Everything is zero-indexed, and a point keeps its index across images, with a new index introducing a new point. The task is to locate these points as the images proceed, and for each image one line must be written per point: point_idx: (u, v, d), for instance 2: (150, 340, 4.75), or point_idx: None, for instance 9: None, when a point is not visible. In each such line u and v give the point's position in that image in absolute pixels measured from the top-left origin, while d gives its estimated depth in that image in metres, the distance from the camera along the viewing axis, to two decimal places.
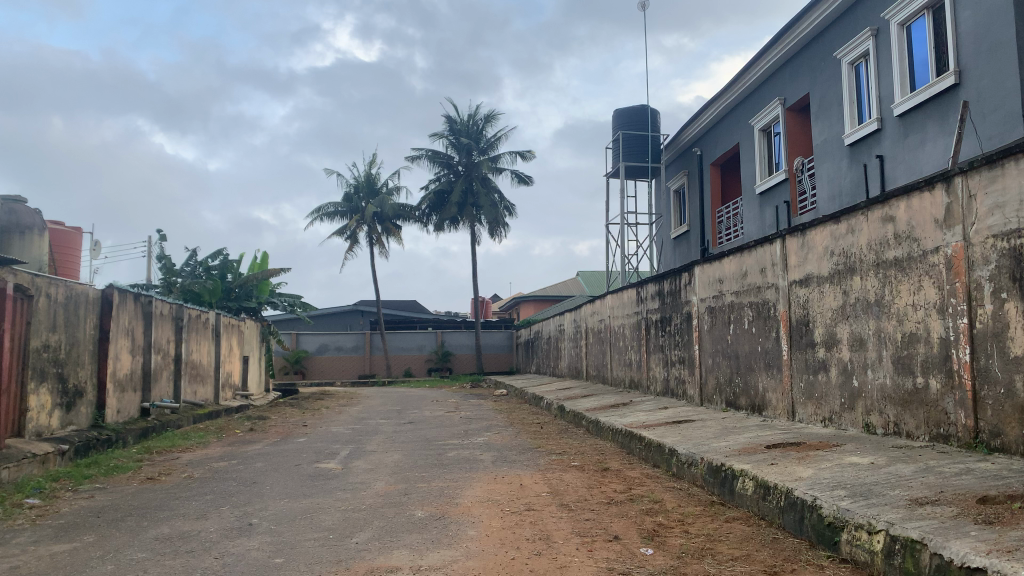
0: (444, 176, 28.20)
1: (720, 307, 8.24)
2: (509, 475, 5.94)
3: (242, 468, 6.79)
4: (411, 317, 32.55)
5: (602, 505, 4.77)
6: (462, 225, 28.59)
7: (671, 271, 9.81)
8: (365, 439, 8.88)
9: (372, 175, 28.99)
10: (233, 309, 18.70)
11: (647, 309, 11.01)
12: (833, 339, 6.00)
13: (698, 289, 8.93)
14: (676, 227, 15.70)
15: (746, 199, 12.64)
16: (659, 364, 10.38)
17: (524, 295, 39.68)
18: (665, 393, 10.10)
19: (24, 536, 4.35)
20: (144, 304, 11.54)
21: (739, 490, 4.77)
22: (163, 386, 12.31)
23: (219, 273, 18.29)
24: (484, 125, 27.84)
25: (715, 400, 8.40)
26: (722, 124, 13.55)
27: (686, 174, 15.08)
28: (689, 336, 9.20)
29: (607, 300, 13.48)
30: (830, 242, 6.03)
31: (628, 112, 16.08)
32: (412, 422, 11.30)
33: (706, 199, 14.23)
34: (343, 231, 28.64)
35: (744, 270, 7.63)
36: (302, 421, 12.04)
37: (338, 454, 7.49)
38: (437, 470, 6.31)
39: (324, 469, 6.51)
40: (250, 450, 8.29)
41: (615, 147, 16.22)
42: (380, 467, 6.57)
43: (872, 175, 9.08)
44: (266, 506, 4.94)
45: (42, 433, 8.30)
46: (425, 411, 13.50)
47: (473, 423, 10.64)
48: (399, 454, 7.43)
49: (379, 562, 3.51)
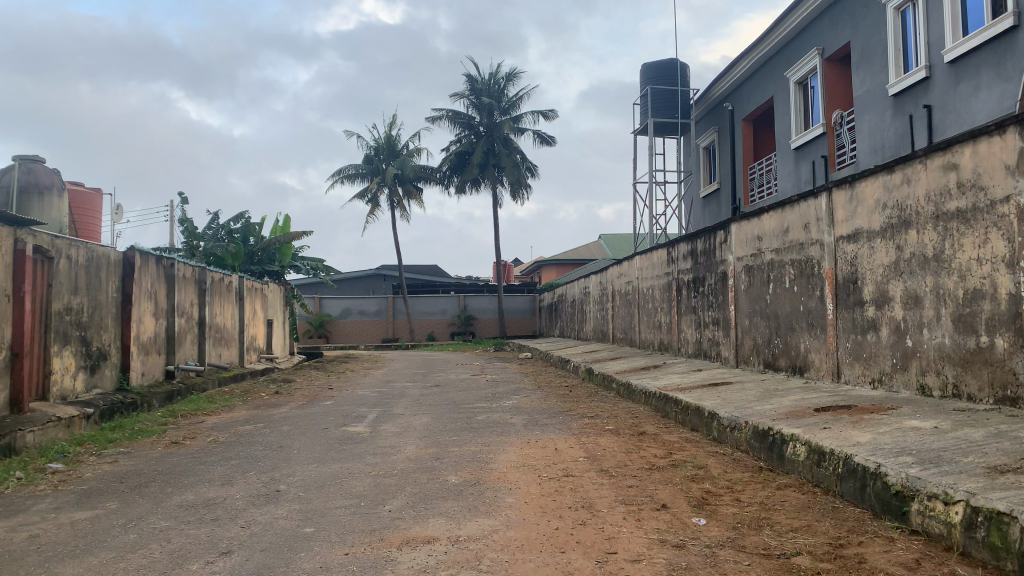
0: (465, 137, 27.79)
1: (759, 266, 7.91)
2: (543, 439, 5.72)
3: (269, 432, 6.63)
4: (433, 280, 32.37)
5: (644, 471, 4.53)
6: (483, 187, 28.25)
7: (705, 229, 9.48)
8: (392, 402, 8.70)
9: (392, 137, 28.60)
10: (256, 272, 18.59)
11: (678, 270, 10.69)
12: (885, 296, 5.67)
13: (734, 248, 8.60)
14: (705, 186, 15.28)
15: (780, 155, 12.19)
16: (691, 326, 10.09)
17: (546, 259, 39.29)
18: (697, 355, 9.83)
19: (46, 502, 4.20)
20: (166, 267, 11.40)
21: (790, 455, 4.51)
22: (187, 350, 12.23)
23: (241, 237, 18.17)
24: (505, 84, 27.30)
25: (751, 361, 8.12)
26: (755, 77, 13.04)
27: (717, 130, 14.61)
28: (725, 296, 8.89)
29: (635, 261, 13.17)
30: (882, 194, 5.68)
31: (656, 66, 15.58)
32: (438, 385, 11.11)
33: (737, 156, 13.79)
34: (363, 194, 28.40)
35: (785, 226, 7.30)
36: (327, 384, 11.91)
37: (365, 417, 7.32)
38: (468, 434, 6.11)
39: (352, 433, 6.32)
40: (275, 414, 8.15)
41: (643, 103, 15.75)
42: (409, 431, 6.38)
43: (920, 126, 8.62)
44: (295, 471, 4.77)
45: (67, 396, 8.23)
46: (450, 374, 13.35)
47: (501, 386, 10.46)
48: (427, 417, 7.25)
49: (415, 532, 3.30)
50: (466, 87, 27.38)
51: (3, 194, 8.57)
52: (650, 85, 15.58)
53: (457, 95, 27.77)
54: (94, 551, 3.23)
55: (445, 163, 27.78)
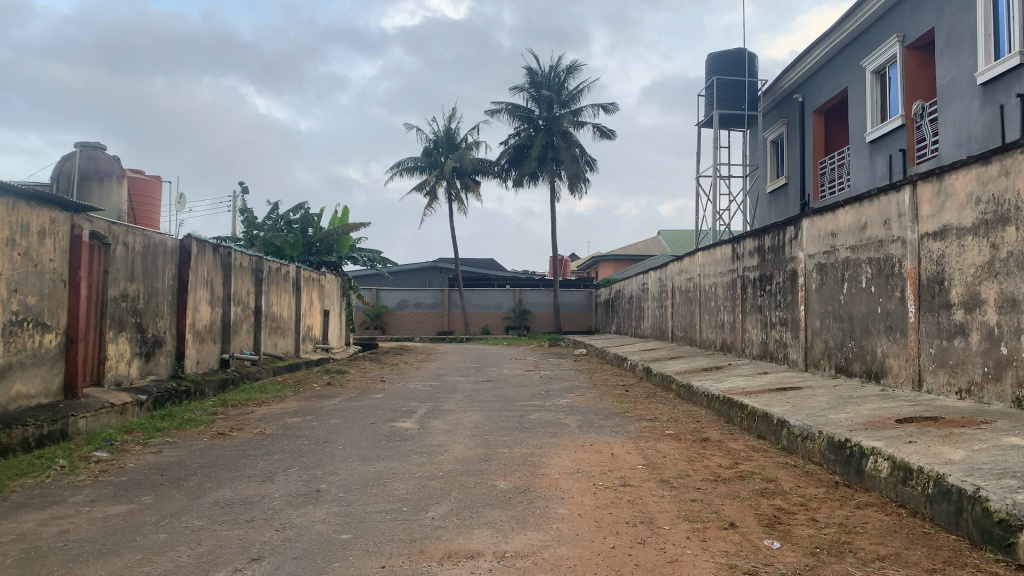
0: (524, 130, 27.52)
1: (833, 264, 7.45)
2: (598, 442, 5.42)
3: (317, 425, 6.49)
4: (489, 274, 32.24)
5: (708, 483, 4.20)
6: (541, 181, 27.96)
7: (774, 225, 9.02)
8: (443, 397, 8.50)
9: (451, 129, 28.52)
10: (314, 263, 18.68)
11: (744, 267, 10.23)
12: (976, 300, 5.18)
13: (805, 245, 8.13)
14: (772, 181, 14.70)
15: (854, 148, 11.57)
16: (757, 327, 9.63)
17: (603, 254, 38.79)
18: (762, 357, 9.38)
19: (84, 494, 4.08)
20: (223, 255, 11.43)
21: (870, 471, 4.11)
22: (243, 338, 12.27)
23: (300, 227, 18.27)
24: (565, 76, 26.92)
25: (822, 365, 7.66)
26: (829, 67, 12.42)
27: (786, 122, 14.02)
28: (794, 296, 8.42)
29: (697, 257, 12.72)
30: (976, 187, 5.19)
31: (723, 56, 15.02)
32: (491, 380, 10.89)
33: (807, 149, 13.19)
34: (421, 186, 28.39)
35: (863, 222, 6.83)
36: (380, 376, 11.81)
37: (415, 412, 7.12)
38: (519, 435, 5.84)
39: (401, 429, 6.12)
40: (325, 406, 8.02)
41: (708, 94, 15.22)
42: (459, 429, 6.14)
43: (1012, 117, 7.99)
44: (337, 469, 4.58)
45: (122, 382, 8.26)
46: (504, 369, 13.12)
47: (555, 383, 10.17)
48: (479, 414, 7.02)
49: (458, 544, 3.04)
50: (526, 79, 27.10)
51: (64, 181, 8.67)
52: (716, 75, 15.04)
53: (516, 88, 27.52)
54: (121, 552, 3.06)
55: (504, 156, 27.58)
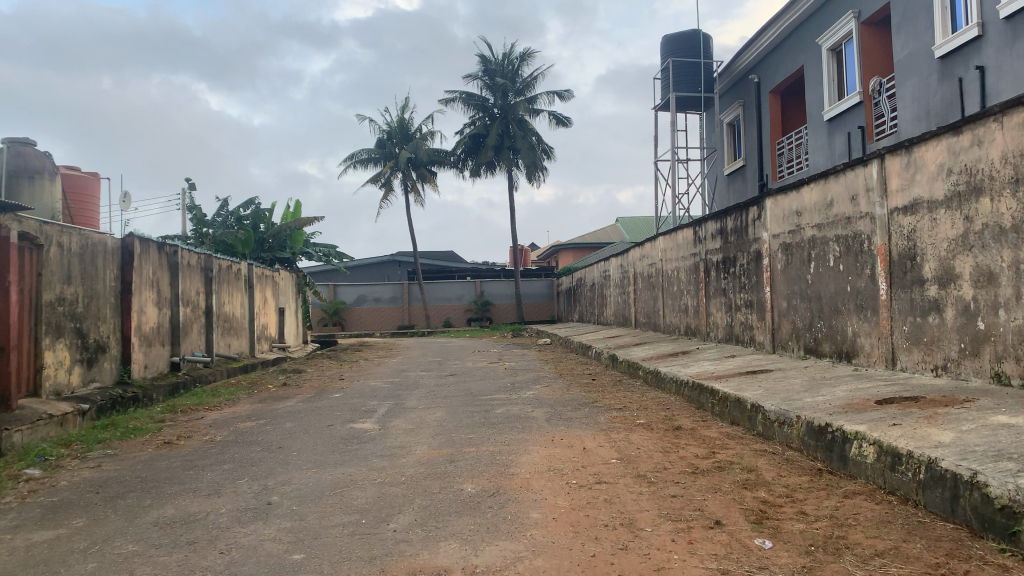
0: (479, 119, 27.15)
1: (799, 243, 7.30)
2: (568, 436, 5.18)
3: (270, 429, 6.13)
4: (448, 266, 31.85)
5: (687, 477, 3.98)
6: (498, 170, 27.63)
7: (736, 206, 8.87)
8: (404, 394, 8.17)
9: (404, 120, 28.04)
10: (267, 260, 18.14)
11: (707, 250, 10.08)
12: (951, 274, 5.04)
13: (770, 225, 7.98)
14: (730, 163, 14.61)
15: (812, 127, 11.49)
16: (722, 309, 9.49)
17: (563, 243, 38.65)
18: (728, 340, 9.24)
19: (8, 519, 3.70)
20: (168, 254, 10.92)
21: (855, 457, 3.93)
22: (193, 340, 11.78)
23: (251, 223, 17.71)
24: (519, 64, 26.60)
25: (790, 346, 7.53)
26: (784, 46, 12.32)
27: (743, 103, 13.91)
28: (760, 277, 8.28)
29: (659, 242, 12.56)
30: (948, 158, 5.03)
31: (678, 38, 14.86)
32: (453, 374, 10.59)
33: (765, 130, 13.10)
34: (376, 178, 27.88)
35: (829, 199, 6.67)
36: (338, 374, 11.41)
37: (375, 412, 6.80)
38: (485, 431, 5.56)
39: (360, 431, 5.80)
40: (280, 408, 7.65)
41: (664, 76, 15.06)
42: (421, 427, 5.84)
43: (971, 89, 7.91)
44: (291, 478, 4.26)
45: (61, 392, 7.78)
46: (467, 362, 12.82)
47: (520, 375, 9.91)
48: (441, 411, 6.72)
49: (423, 561, 2.76)
50: (479, 67, 26.74)
51: None
52: (671, 57, 14.87)
53: (470, 76, 27.13)
54: None
55: (459, 145, 27.19)
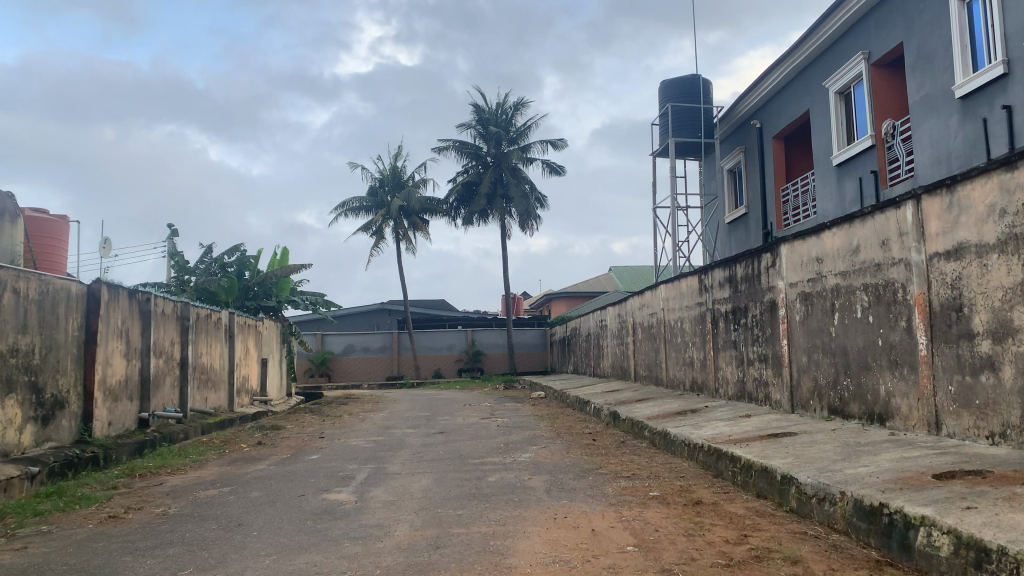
0: (472, 168, 26.82)
1: (820, 293, 6.72)
2: (574, 514, 4.50)
3: (233, 501, 5.41)
4: (440, 315, 31.18)
5: (721, 572, 3.29)
6: (491, 219, 27.19)
7: (747, 252, 8.31)
8: (388, 456, 7.46)
9: (396, 168, 27.69)
10: (250, 308, 17.44)
11: (714, 300, 9.50)
12: (1007, 327, 4.45)
13: (785, 273, 7.40)
14: (731, 211, 14.14)
15: (820, 172, 11.02)
16: (732, 364, 8.87)
17: (556, 292, 38.11)
18: (739, 397, 8.59)
19: None
20: (141, 302, 10.25)
21: (924, 549, 3.26)
22: (166, 393, 11.04)
23: (236, 271, 17.08)
24: (513, 112, 26.38)
25: (812, 405, 6.89)
26: (788, 90, 11.94)
27: (744, 150, 13.50)
28: (775, 329, 7.67)
29: (660, 291, 11.97)
30: (998, 197, 4.48)
31: (677, 82, 14.50)
32: (442, 431, 9.85)
33: (768, 177, 12.65)
34: (367, 227, 27.39)
35: (855, 244, 6.11)
36: (320, 431, 10.66)
37: (354, 479, 6.08)
38: (476, 505, 4.87)
39: (334, 503, 5.10)
40: (250, 473, 6.90)
41: (663, 121, 14.66)
42: (404, 499, 5.14)
43: (997, 130, 7.42)
44: (244, 569, 3.56)
45: (9, 453, 7.03)
46: (458, 417, 12.09)
47: (515, 433, 9.19)
48: (428, 478, 6.02)
49: None
50: (473, 116, 26.50)
51: None
52: (671, 102, 14.49)
53: (463, 125, 26.89)
54: None
55: (452, 193, 26.80)
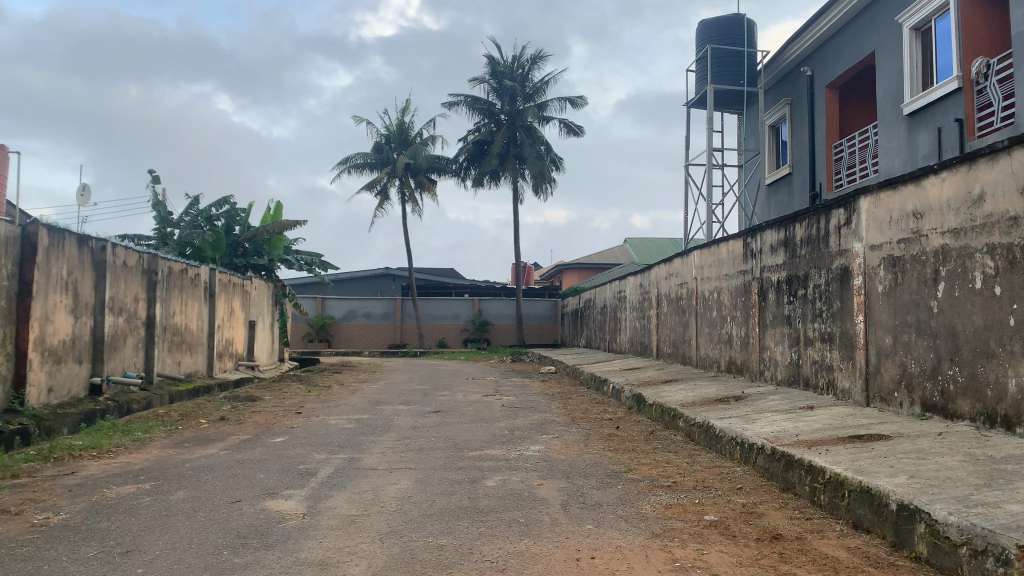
0: (485, 125, 25.24)
1: (917, 256, 5.28)
2: (605, 554, 3.13)
3: (146, 506, 4.04)
4: (447, 282, 29.81)
5: None
6: (503, 181, 25.68)
7: (809, 209, 6.87)
8: (367, 443, 6.11)
9: (404, 123, 26.15)
10: (240, 266, 16.07)
11: (762, 268, 8.08)
12: None
13: (865, 234, 5.96)
14: (772, 172, 12.66)
15: (886, 124, 9.50)
16: (784, 343, 7.47)
17: (568, 264, 36.62)
18: (793, 383, 7.20)
19: None
20: (96, 250, 8.89)
21: None
22: (127, 356, 9.70)
23: (224, 226, 15.71)
24: (530, 67, 24.70)
25: (896, 398, 5.49)
26: (848, 30, 10.38)
27: (791, 102, 11.97)
28: (846, 303, 6.26)
29: (692, 257, 10.52)
30: None
31: (718, 24, 12.95)
32: (438, 411, 8.49)
33: (819, 131, 11.15)
34: (371, 185, 25.94)
35: (977, 192, 4.65)
36: (298, 405, 9.35)
37: (316, 476, 4.73)
38: (468, 530, 3.48)
39: (271, 519, 3.71)
40: (194, 460, 5.55)
41: (701, 67, 13.14)
42: (372, 515, 3.78)
43: None
44: None
45: None
46: (457, 392, 10.73)
47: (521, 416, 7.82)
48: (409, 478, 4.65)
49: None
50: (486, 70, 24.84)
51: None
52: (710, 45, 12.97)
53: (476, 80, 25.27)
54: None
55: (462, 152, 25.28)
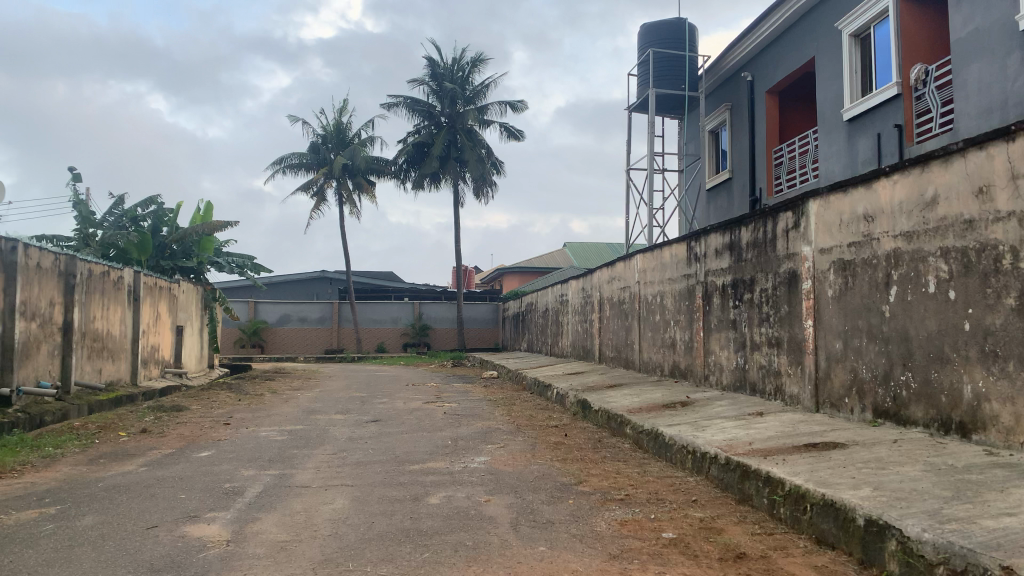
0: (424, 127, 24.87)
1: (868, 260, 5.20)
2: None
3: (46, 536, 3.60)
4: (385, 286, 29.28)
5: None
6: (443, 184, 25.34)
7: (756, 212, 6.78)
8: (300, 458, 5.73)
9: (341, 124, 25.57)
10: (166, 269, 15.34)
11: (707, 272, 7.98)
12: None
13: (814, 237, 5.88)
14: (713, 177, 12.68)
15: (827, 130, 9.56)
16: (730, 347, 7.37)
17: (508, 267, 36.45)
18: (739, 389, 7.10)
19: None
20: (3, 251, 8.25)
21: None
22: (39, 365, 9.03)
23: (150, 226, 14.97)
24: (470, 69, 24.46)
25: (847, 404, 5.39)
26: (788, 36, 10.43)
27: (732, 106, 12.00)
28: (794, 307, 6.17)
29: (636, 260, 10.39)
30: None
31: (661, 27, 12.92)
32: (376, 420, 8.12)
33: (760, 136, 11.18)
34: (307, 186, 25.27)
35: (930, 194, 4.58)
36: (227, 415, 8.86)
37: (243, 497, 4.35)
38: (412, 557, 3.17)
39: (190, 549, 3.33)
40: (108, 479, 5.08)
41: (643, 70, 13.09)
42: (305, 541, 3.44)
43: None
44: None
45: None
46: (396, 400, 10.35)
47: (464, 425, 7.52)
48: (347, 497, 4.32)
49: None
50: (426, 71, 24.49)
51: None
52: (652, 48, 12.93)
53: (416, 81, 24.88)
54: None
55: (402, 154, 24.85)
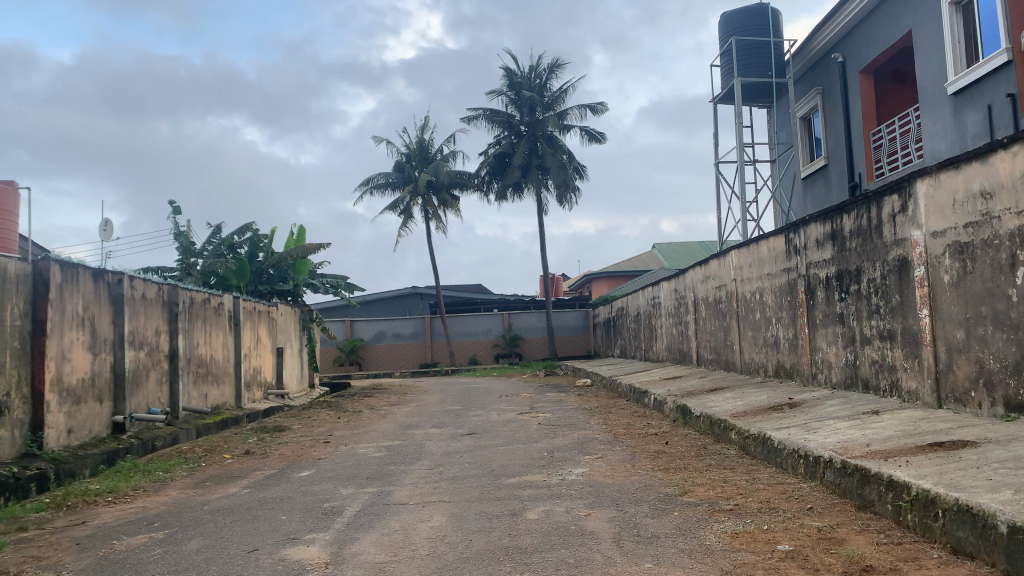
0: (505, 138, 24.93)
1: (989, 240, 4.78)
2: None
3: (152, 562, 3.66)
4: (476, 298, 29.46)
5: None
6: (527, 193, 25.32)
7: (858, 197, 6.37)
8: (398, 474, 5.70)
9: (424, 141, 25.93)
10: (265, 293, 15.83)
11: (808, 264, 7.57)
12: None
13: (925, 221, 5.46)
14: (807, 165, 12.13)
15: (930, 106, 8.97)
16: (838, 343, 6.95)
17: (598, 272, 36.12)
18: (851, 386, 6.68)
19: None
20: (111, 284, 8.63)
21: None
22: (149, 392, 9.41)
23: (247, 253, 15.49)
24: (548, 76, 24.37)
25: (974, 398, 4.96)
26: (880, 11, 9.87)
27: (823, 91, 11.46)
28: (907, 296, 5.75)
29: (731, 257, 10.02)
30: None
31: (742, 15, 12.48)
32: (472, 433, 8.06)
33: (855, 119, 10.61)
34: (394, 205, 25.72)
35: None
36: (327, 433, 8.99)
37: (342, 516, 4.33)
38: None
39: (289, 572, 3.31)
40: (214, 502, 5.17)
41: (726, 61, 12.67)
42: (402, 562, 3.36)
43: None
44: None
45: None
46: (491, 412, 10.28)
47: (560, 435, 7.37)
48: (444, 514, 4.24)
49: None
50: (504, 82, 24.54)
51: None
52: (734, 36, 12.50)
53: (494, 93, 24.98)
54: None
55: (484, 166, 24.97)
